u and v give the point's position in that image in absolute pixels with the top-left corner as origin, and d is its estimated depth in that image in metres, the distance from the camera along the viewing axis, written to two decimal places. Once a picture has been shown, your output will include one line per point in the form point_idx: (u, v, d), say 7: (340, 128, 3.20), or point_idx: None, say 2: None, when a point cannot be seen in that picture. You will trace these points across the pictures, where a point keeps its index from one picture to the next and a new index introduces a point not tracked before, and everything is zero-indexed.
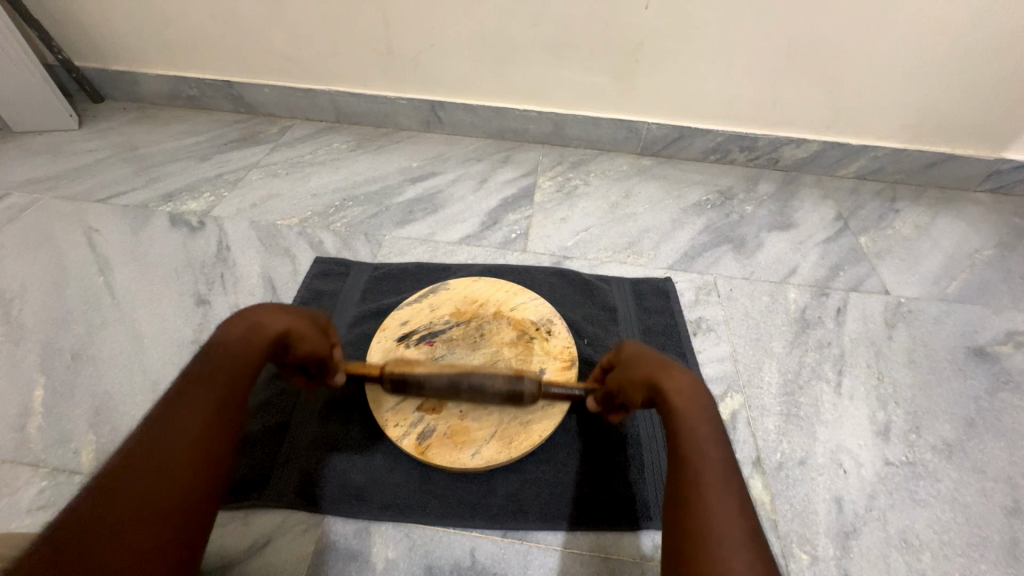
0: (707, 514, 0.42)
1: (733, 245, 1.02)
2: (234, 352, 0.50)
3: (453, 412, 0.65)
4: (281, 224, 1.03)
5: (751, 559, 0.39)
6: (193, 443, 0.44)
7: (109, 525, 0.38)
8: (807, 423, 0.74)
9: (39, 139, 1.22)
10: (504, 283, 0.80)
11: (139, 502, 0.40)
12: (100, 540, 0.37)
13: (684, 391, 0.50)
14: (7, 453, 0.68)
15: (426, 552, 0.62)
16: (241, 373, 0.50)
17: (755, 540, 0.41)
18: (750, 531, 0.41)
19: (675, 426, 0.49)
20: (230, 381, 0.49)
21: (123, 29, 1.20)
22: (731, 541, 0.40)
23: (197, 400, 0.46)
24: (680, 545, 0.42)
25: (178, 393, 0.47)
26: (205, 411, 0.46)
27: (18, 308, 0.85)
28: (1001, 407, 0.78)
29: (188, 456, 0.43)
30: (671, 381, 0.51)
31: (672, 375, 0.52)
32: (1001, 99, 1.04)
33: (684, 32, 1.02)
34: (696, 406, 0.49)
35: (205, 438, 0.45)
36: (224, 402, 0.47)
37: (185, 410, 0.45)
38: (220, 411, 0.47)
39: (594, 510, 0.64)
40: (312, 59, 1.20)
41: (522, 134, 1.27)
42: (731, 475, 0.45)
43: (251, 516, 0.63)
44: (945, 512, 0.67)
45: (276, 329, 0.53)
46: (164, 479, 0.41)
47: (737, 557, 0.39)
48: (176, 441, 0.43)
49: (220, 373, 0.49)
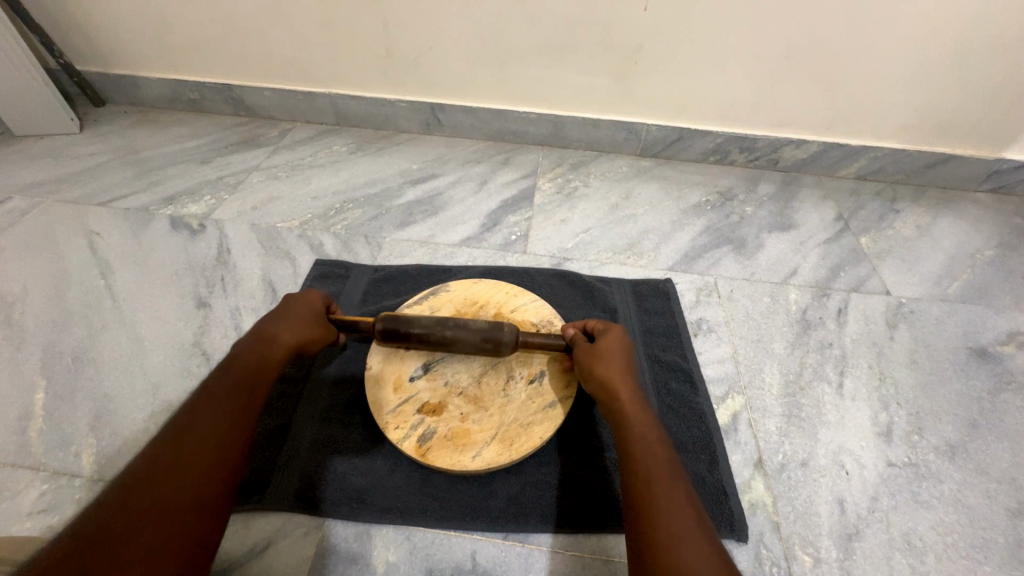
0: (656, 511, 0.44)
1: (734, 246, 1.02)
2: (253, 363, 0.52)
3: (454, 414, 0.64)
4: (281, 226, 1.03)
5: (701, 550, 0.41)
6: (210, 447, 0.45)
7: (128, 521, 0.38)
8: (809, 424, 0.74)
9: (40, 143, 1.22)
10: (504, 284, 0.80)
11: (155, 500, 0.40)
12: (119, 535, 0.37)
13: (633, 401, 0.54)
14: (8, 456, 0.68)
15: (426, 555, 0.62)
16: (256, 383, 0.51)
17: (705, 532, 0.43)
18: (701, 524, 0.43)
19: (626, 433, 0.51)
20: (245, 389, 0.50)
21: (125, 34, 1.21)
22: (682, 533, 0.42)
23: (216, 405, 0.48)
24: (634, 543, 0.44)
25: (198, 399, 0.48)
26: (224, 417, 0.47)
27: (19, 311, 0.85)
28: (1003, 408, 0.77)
29: (203, 458, 0.44)
30: (622, 391, 0.55)
31: (623, 383, 0.55)
32: (1003, 98, 1.04)
33: (684, 34, 1.02)
34: (644, 414, 0.53)
35: (218, 442, 0.46)
36: (241, 410, 0.49)
37: (203, 415, 0.47)
38: (237, 415, 0.48)
39: (595, 512, 0.64)
40: (313, 62, 1.20)
41: (522, 136, 1.27)
42: (679, 473, 0.47)
43: (252, 519, 0.63)
44: (948, 514, 0.66)
45: (292, 341, 0.57)
46: (180, 480, 0.42)
47: (686, 548, 0.41)
48: (196, 444, 0.44)
49: (237, 382, 0.50)
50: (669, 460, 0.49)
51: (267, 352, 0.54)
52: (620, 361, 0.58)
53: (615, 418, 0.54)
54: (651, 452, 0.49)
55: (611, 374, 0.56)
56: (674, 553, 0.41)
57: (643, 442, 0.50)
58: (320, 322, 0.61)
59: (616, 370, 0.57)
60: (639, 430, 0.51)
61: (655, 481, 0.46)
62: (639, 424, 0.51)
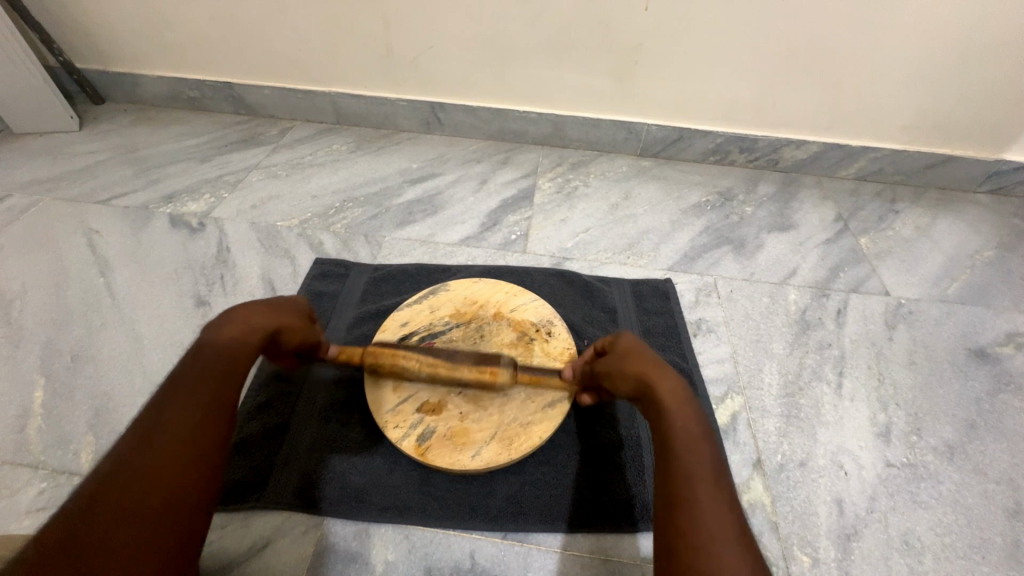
0: (695, 510, 0.43)
1: (733, 246, 1.02)
2: (226, 351, 0.49)
3: (453, 413, 0.64)
4: (281, 225, 1.03)
5: (741, 556, 0.40)
6: (183, 446, 0.43)
7: (94, 530, 0.37)
8: (807, 424, 0.74)
9: (40, 140, 1.22)
10: (504, 283, 0.80)
11: (127, 503, 0.39)
12: (85, 546, 0.36)
13: (674, 393, 0.50)
14: (7, 454, 0.68)
15: (425, 553, 0.62)
16: (231, 374, 0.48)
17: (743, 535, 0.42)
18: (739, 527, 0.42)
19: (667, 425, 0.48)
20: (219, 383, 0.47)
21: (124, 31, 1.21)
22: (721, 537, 0.41)
23: (186, 403, 0.45)
24: (668, 539, 0.42)
25: (166, 398, 0.46)
26: (197, 414, 0.45)
27: (18, 309, 0.85)
28: (1002, 409, 0.78)
29: (176, 459, 0.42)
30: (660, 381, 0.51)
31: (662, 375, 0.52)
32: (1003, 99, 1.04)
33: (683, 33, 1.02)
34: (686, 407, 0.50)
35: (192, 438, 0.44)
36: (214, 404, 0.46)
37: (176, 412, 0.45)
38: (210, 411, 0.46)
39: (594, 511, 0.64)
40: (312, 61, 1.20)
41: (522, 135, 1.27)
42: (720, 472, 0.46)
43: (251, 517, 0.63)
44: (946, 514, 0.66)
45: (269, 328, 0.53)
46: (153, 482, 0.41)
47: (726, 552, 0.40)
48: (167, 445, 0.43)
49: (211, 375, 0.47)
50: (710, 457, 0.47)
51: (243, 340, 0.50)
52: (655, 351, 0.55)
53: (653, 409, 0.50)
54: (690, 449, 0.47)
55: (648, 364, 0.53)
56: (713, 556, 0.40)
57: (685, 438, 0.47)
58: (294, 311, 0.58)
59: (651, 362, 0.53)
60: (680, 423, 0.48)
61: (695, 481, 0.45)
62: (681, 418, 0.48)
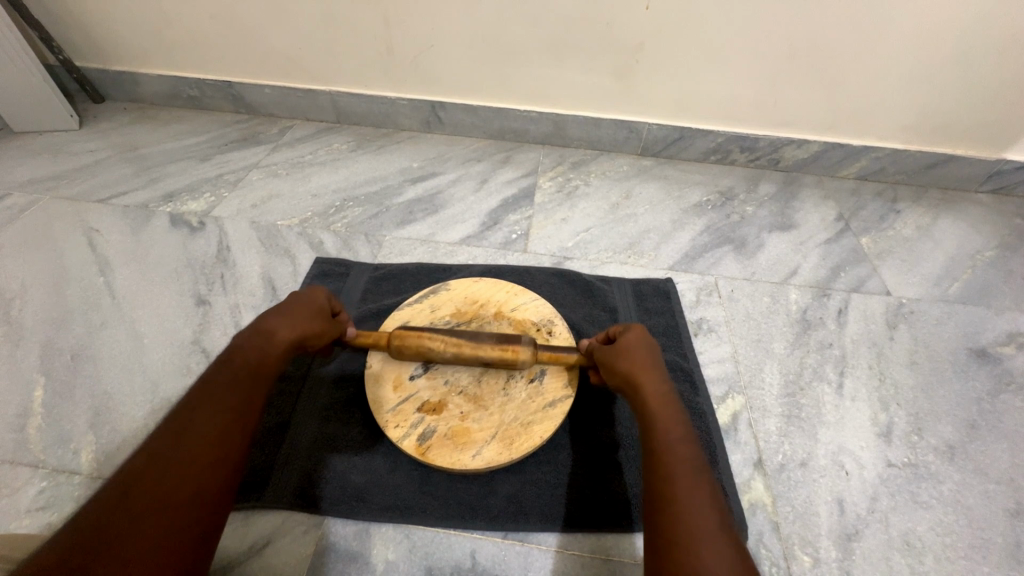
0: (677, 505, 0.43)
1: (734, 245, 1.02)
2: (253, 358, 0.52)
3: (453, 413, 0.64)
4: (280, 224, 1.03)
5: (722, 548, 0.40)
6: (210, 443, 0.44)
7: (126, 518, 0.37)
8: (808, 424, 0.74)
9: (39, 139, 1.22)
10: (504, 283, 0.80)
11: (156, 496, 0.40)
12: (119, 533, 0.37)
13: (659, 398, 0.53)
14: (6, 453, 0.68)
15: (426, 553, 0.61)
16: (258, 380, 0.51)
17: (725, 528, 0.42)
18: (721, 521, 0.42)
19: (650, 429, 0.51)
20: (247, 386, 0.50)
21: (125, 30, 1.21)
22: (702, 529, 0.41)
23: (218, 402, 0.47)
24: (653, 533, 0.43)
25: (198, 396, 0.47)
26: (226, 414, 0.47)
27: (18, 308, 0.85)
28: (1003, 409, 0.77)
29: (205, 456, 0.44)
30: (646, 387, 0.54)
31: (648, 381, 0.55)
32: (1003, 99, 1.04)
33: (684, 31, 1.02)
34: (671, 411, 0.52)
35: (218, 438, 0.45)
36: (242, 407, 0.48)
37: (204, 410, 0.46)
38: (238, 413, 0.48)
39: (595, 511, 0.64)
40: (313, 60, 1.20)
41: (522, 135, 1.27)
42: (702, 471, 0.46)
43: (251, 517, 0.63)
44: (947, 514, 0.66)
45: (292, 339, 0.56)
46: (180, 477, 0.42)
47: (707, 544, 0.40)
48: (197, 440, 0.44)
49: (237, 377, 0.50)
50: (693, 456, 0.48)
51: (268, 350, 0.53)
52: (647, 358, 0.58)
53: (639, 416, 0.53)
54: (674, 448, 0.48)
55: (638, 371, 0.56)
56: (693, 551, 0.40)
57: (666, 438, 0.49)
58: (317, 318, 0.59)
59: (639, 367, 0.57)
60: (662, 426, 0.50)
61: (679, 476, 0.46)
62: (664, 421, 0.51)
